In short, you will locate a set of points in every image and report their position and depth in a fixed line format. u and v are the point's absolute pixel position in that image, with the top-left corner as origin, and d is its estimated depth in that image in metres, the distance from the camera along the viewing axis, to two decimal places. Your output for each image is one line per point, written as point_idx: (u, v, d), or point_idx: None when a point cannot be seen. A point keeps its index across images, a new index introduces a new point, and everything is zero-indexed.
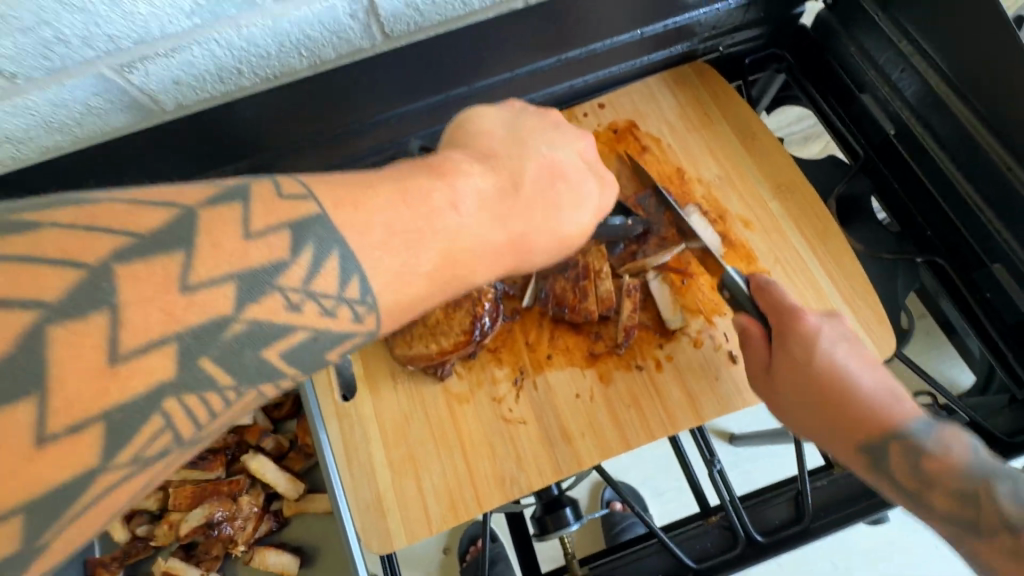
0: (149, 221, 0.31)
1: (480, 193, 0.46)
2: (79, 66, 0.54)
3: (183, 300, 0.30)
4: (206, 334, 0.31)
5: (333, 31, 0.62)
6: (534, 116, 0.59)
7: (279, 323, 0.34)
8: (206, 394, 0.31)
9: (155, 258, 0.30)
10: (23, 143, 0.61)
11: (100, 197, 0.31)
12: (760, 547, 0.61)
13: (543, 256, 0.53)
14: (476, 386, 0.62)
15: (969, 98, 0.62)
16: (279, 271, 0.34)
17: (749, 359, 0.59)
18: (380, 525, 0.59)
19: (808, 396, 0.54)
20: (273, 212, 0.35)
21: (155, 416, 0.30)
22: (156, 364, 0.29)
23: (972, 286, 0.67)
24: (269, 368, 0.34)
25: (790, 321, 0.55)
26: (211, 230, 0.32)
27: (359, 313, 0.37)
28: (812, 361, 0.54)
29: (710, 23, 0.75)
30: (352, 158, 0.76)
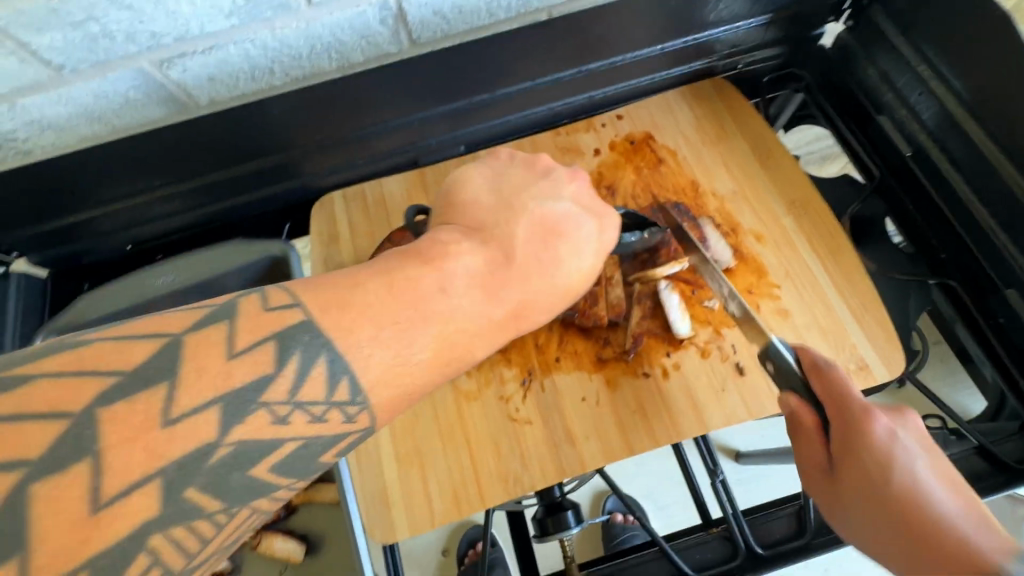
0: (138, 354, 0.33)
1: (470, 272, 0.47)
2: (121, 60, 0.57)
3: (163, 436, 0.32)
4: (189, 463, 0.32)
5: (363, 36, 0.64)
6: (521, 168, 0.60)
7: (268, 439, 0.35)
8: (195, 523, 0.32)
9: (139, 395, 0.32)
10: (63, 132, 0.65)
11: (92, 338, 0.33)
12: (760, 560, 0.61)
13: (546, 316, 0.52)
14: (484, 385, 0.64)
15: (987, 124, 0.62)
16: (262, 389, 0.35)
17: (805, 460, 0.51)
18: (384, 516, 0.60)
19: (883, 519, 0.43)
20: (259, 326, 0.36)
21: (142, 555, 0.30)
22: (139, 505, 0.30)
23: (985, 312, 0.66)
24: (259, 485, 0.34)
25: (857, 422, 0.47)
26: (197, 355, 0.34)
27: (351, 415, 0.38)
28: (886, 478, 0.44)
29: (731, 41, 0.76)
30: (377, 158, 0.78)
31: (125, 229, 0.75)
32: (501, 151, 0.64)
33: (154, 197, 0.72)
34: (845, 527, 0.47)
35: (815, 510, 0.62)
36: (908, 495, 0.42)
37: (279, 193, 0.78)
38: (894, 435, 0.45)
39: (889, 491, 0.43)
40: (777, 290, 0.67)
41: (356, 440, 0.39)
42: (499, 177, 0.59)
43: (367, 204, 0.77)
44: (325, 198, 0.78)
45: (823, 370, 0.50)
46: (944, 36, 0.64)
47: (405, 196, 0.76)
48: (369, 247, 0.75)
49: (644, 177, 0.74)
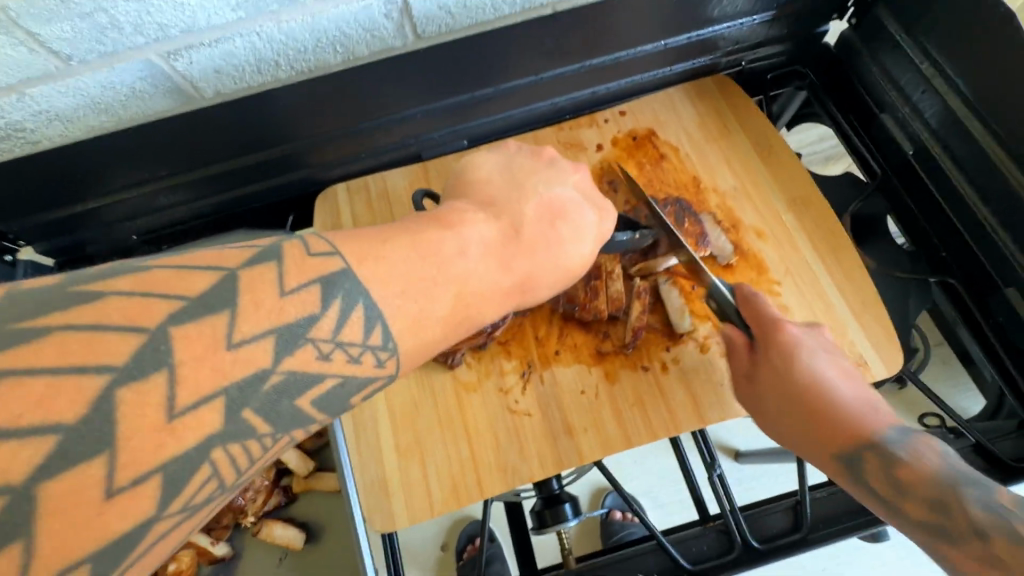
0: (197, 283, 0.34)
1: (484, 240, 0.49)
2: (129, 52, 0.58)
3: (231, 360, 0.33)
4: (249, 386, 0.33)
5: (367, 29, 0.64)
6: (527, 158, 0.59)
7: (312, 373, 0.36)
8: (248, 442, 0.33)
9: (204, 319, 0.33)
10: (72, 123, 0.65)
11: (151, 266, 0.34)
12: (757, 553, 0.61)
13: (549, 292, 0.54)
14: (484, 376, 0.64)
15: (990, 123, 0.62)
16: (312, 325, 0.36)
17: (729, 366, 0.60)
18: (384, 505, 0.60)
19: (795, 405, 0.55)
20: (306, 269, 0.37)
21: (205, 464, 0.32)
22: (205, 419, 0.32)
23: (984, 310, 0.67)
24: (302, 416, 0.36)
25: (773, 333, 0.57)
26: (252, 288, 0.35)
27: (382, 359, 0.40)
28: (797, 375, 0.55)
29: (734, 38, 0.76)
30: (374, 151, 0.78)
31: (130, 219, 0.76)
32: (511, 141, 0.63)
33: (161, 187, 0.73)
34: (762, 417, 0.58)
35: (811, 504, 0.63)
36: (811, 384, 0.54)
37: (285, 183, 0.79)
38: (801, 340, 0.56)
39: (799, 382, 0.54)
40: (777, 287, 0.67)
41: (381, 386, 0.41)
42: (510, 162, 0.59)
43: (371, 197, 0.78)
44: (328, 190, 0.78)
45: (752, 301, 0.58)
46: (949, 35, 0.64)
47: (408, 188, 0.77)
48: None
49: (647, 173, 0.74)
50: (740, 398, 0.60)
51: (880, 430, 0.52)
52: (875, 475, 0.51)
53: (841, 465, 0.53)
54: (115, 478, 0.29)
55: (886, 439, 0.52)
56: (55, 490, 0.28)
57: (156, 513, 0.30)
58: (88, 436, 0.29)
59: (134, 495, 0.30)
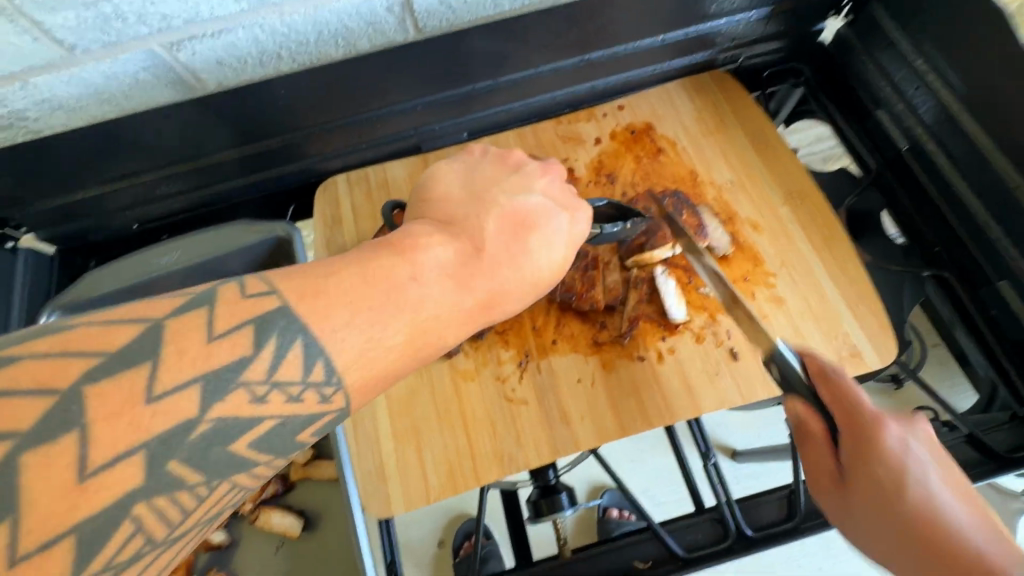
0: (120, 336, 0.32)
1: (443, 265, 0.45)
2: (133, 42, 0.58)
3: (148, 413, 0.31)
4: (171, 438, 0.31)
5: (369, 24, 0.65)
6: (492, 163, 0.60)
7: (245, 418, 0.34)
8: (177, 495, 0.32)
9: (121, 374, 0.31)
10: (74, 113, 0.66)
11: (78, 322, 0.32)
12: (749, 542, 0.62)
13: (518, 308, 0.51)
14: (482, 365, 0.65)
15: (982, 118, 0.63)
16: (243, 368, 0.34)
17: (809, 461, 0.50)
18: (381, 491, 0.61)
19: (901, 533, 0.43)
20: (237, 311, 0.35)
21: (125, 522, 0.30)
22: (122, 476, 0.30)
23: (978, 304, 0.67)
24: (239, 460, 0.34)
25: (868, 434, 0.46)
26: (178, 338, 0.33)
27: (327, 395, 0.37)
28: (900, 488, 0.43)
29: (731, 34, 0.77)
30: (374, 143, 0.79)
31: (130, 209, 0.76)
32: (476, 148, 0.63)
33: (162, 176, 0.74)
34: (851, 532, 0.47)
35: (805, 495, 0.63)
36: (925, 503, 0.42)
37: (285, 174, 0.79)
38: (905, 444, 0.45)
39: (904, 499, 0.43)
40: (773, 279, 0.68)
41: (334, 421, 0.39)
42: (472, 172, 0.59)
43: (372, 187, 0.78)
44: (328, 181, 0.79)
45: (832, 379, 0.49)
46: (941, 31, 0.65)
47: (407, 179, 0.78)
48: (372, 228, 0.76)
49: (644, 166, 0.75)
50: (824, 502, 0.49)
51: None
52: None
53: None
54: (21, 542, 0.27)
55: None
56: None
57: (76, 573, 0.29)
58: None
59: (45, 559, 0.28)
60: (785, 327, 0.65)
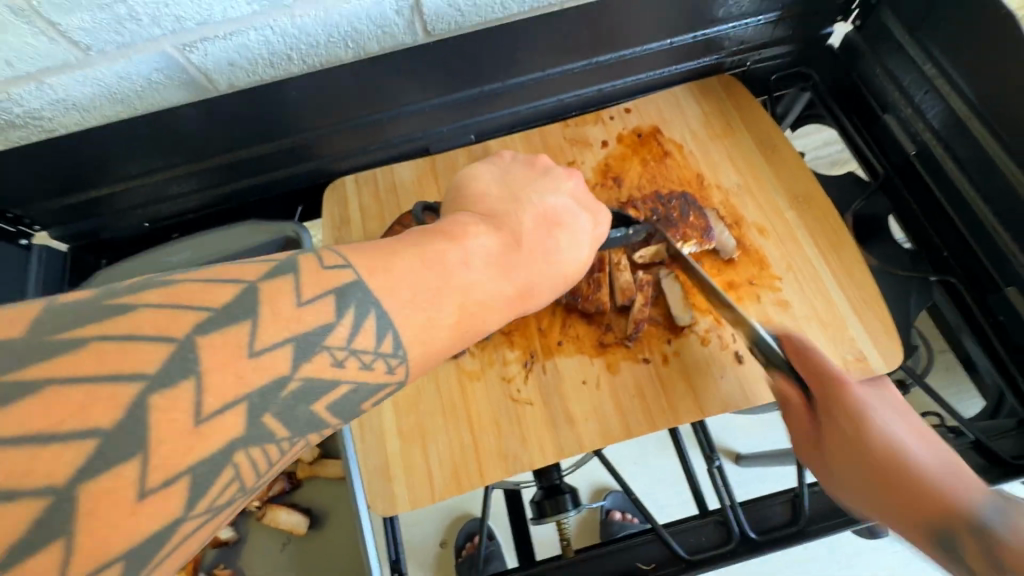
0: (222, 295, 0.33)
1: (487, 252, 0.46)
2: (146, 43, 0.59)
3: (251, 365, 0.32)
4: (269, 393, 0.32)
5: (379, 27, 0.66)
6: (522, 167, 0.59)
7: (326, 379, 0.35)
8: (266, 445, 0.32)
9: (230, 328, 0.32)
10: (88, 113, 0.67)
11: (176, 278, 0.33)
12: (753, 545, 0.62)
13: (548, 299, 0.52)
14: (487, 365, 0.65)
15: (992, 124, 0.63)
16: (326, 333, 0.35)
17: (795, 432, 0.58)
18: (386, 490, 0.61)
19: (862, 469, 0.50)
20: (320, 281, 0.36)
21: (228, 467, 0.31)
22: (228, 422, 0.31)
23: (985, 309, 0.67)
24: (319, 420, 0.35)
25: (834, 391, 0.55)
26: (272, 297, 0.34)
27: (392, 366, 0.38)
28: (863, 433, 0.52)
29: (739, 38, 0.77)
30: (382, 146, 0.80)
31: (141, 207, 0.77)
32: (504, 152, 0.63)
33: (178, 174, 0.75)
34: (834, 484, 0.54)
35: (810, 498, 0.63)
36: (878, 441, 0.51)
37: (299, 175, 0.80)
38: (865, 400, 0.54)
39: (868, 443, 0.51)
40: (778, 283, 0.68)
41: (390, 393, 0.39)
42: (506, 172, 0.59)
43: (380, 189, 0.79)
44: (337, 181, 0.80)
45: (802, 353, 0.58)
46: (955, 26, 0.64)
47: (416, 181, 0.78)
48: (378, 231, 0.77)
49: (650, 169, 0.75)
50: (814, 470, 0.56)
51: (965, 495, 0.45)
52: (972, 550, 0.43)
53: (935, 542, 0.45)
54: (147, 479, 0.28)
55: (986, 518, 0.43)
56: (93, 490, 0.27)
57: (185, 513, 0.30)
58: (125, 434, 0.28)
59: (160, 499, 0.29)
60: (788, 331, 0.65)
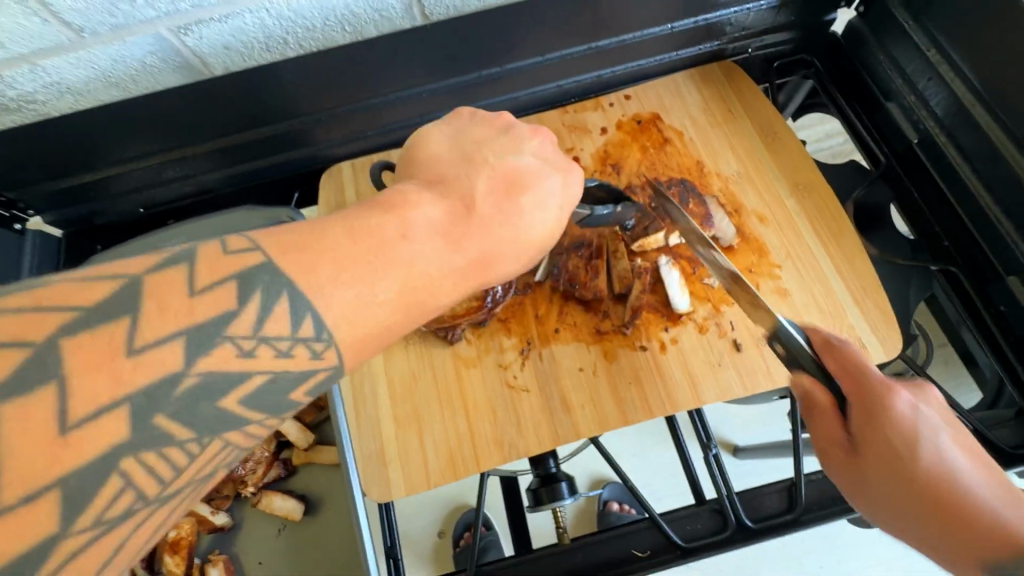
0: (98, 292, 0.30)
1: (431, 223, 0.43)
2: (140, 26, 0.58)
3: (130, 364, 0.30)
4: (157, 392, 0.30)
5: (376, 10, 0.65)
6: (480, 128, 0.56)
7: (233, 371, 0.33)
8: (165, 449, 0.30)
9: (102, 327, 0.29)
10: (82, 95, 0.66)
11: (53, 279, 0.31)
12: (749, 532, 0.62)
13: (512, 269, 0.49)
14: (484, 352, 0.65)
15: (997, 112, 0.62)
16: (225, 323, 0.33)
17: (817, 434, 0.50)
18: (382, 474, 0.61)
19: (912, 495, 0.44)
20: (218, 268, 0.34)
21: (114, 476, 0.29)
22: (109, 428, 0.29)
23: (986, 299, 0.67)
24: (231, 418, 0.33)
25: (880, 400, 0.46)
26: (159, 293, 0.32)
27: (318, 351, 0.35)
28: (916, 455, 0.44)
29: (741, 23, 0.76)
30: (379, 130, 0.78)
31: (139, 191, 0.77)
32: (467, 112, 0.60)
33: (169, 159, 0.74)
34: (864, 499, 0.47)
35: (806, 487, 0.63)
36: (936, 465, 0.44)
37: (296, 159, 0.79)
38: (917, 409, 0.46)
39: (921, 465, 0.44)
40: (778, 270, 0.67)
41: (326, 380, 0.36)
42: (460, 134, 0.56)
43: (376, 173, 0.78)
44: (333, 168, 0.79)
45: (838, 351, 0.49)
46: (959, 19, 0.63)
47: None
48: None
49: (650, 157, 0.75)
50: (836, 474, 0.50)
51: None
52: None
53: None
54: (4, 492, 0.26)
55: None
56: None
57: (64, 528, 0.28)
58: None
59: (29, 512, 0.27)
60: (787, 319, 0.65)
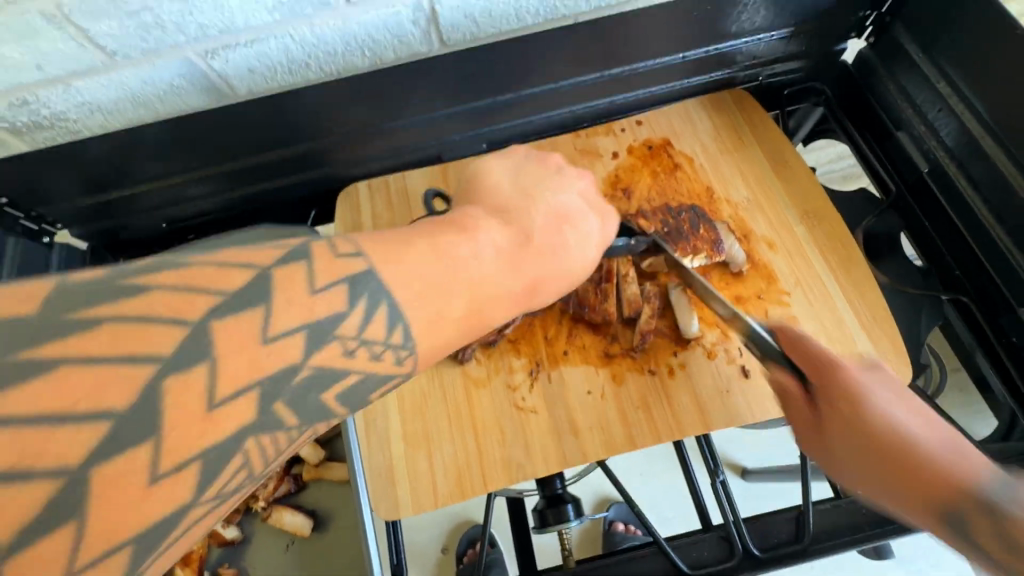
0: (236, 278, 0.32)
1: (497, 246, 0.46)
2: (169, 50, 0.61)
3: (265, 351, 0.32)
4: (281, 379, 0.32)
5: (396, 36, 0.68)
6: (533, 163, 0.59)
7: (334, 368, 0.35)
8: (275, 435, 0.32)
9: (243, 313, 0.31)
10: (111, 115, 0.69)
11: (190, 260, 0.32)
12: (757, 561, 0.61)
13: (552, 298, 0.51)
14: (493, 373, 0.65)
15: (1008, 145, 0.62)
16: (338, 322, 0.35)
17: (794, 420, 0.53)
18: (390, 492, 0.62)
19: (859, 449, 0.46)
20: (334, 268, 0.36)
21: (237, 455, 0.30)
22: (242, 408, 0.30)
23: (999, 332, 0.66)
24: (326, 410, 0.35)
25: (829, 374, 0.50)
26: (284, 286, 0.34)
27: (400, 359, 0.38)
28: (860, 414, 0.47)
29: (751, 53, 0.77)
30: (397, 153, 0.80)
31: (161, 208, 0.79)
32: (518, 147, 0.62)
33: (190, 177, 0.76)
34: (835, 470, 0.49)
35: (814, 516, 0.63)
36: (879, 423, 0.46)
37: (311, 179, 0.81)
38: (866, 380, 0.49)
39: (866, 423, 0.46)
40: (786, 297, 0.68)
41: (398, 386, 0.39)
42: (519, 168, 0.58)
43: (391, 193, 0.79)
44: (350, 187, 0.80)
45: (796, 340, 0.53)
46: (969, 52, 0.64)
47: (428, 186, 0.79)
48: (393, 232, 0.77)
49: (660, 182, 0.76)
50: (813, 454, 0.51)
51: (980, 478, 0.40)
52: (991, 540, 0.38)
53: (942, 527, 0.41)
54: (159, 462, 0.28)
55: (992, 492, 0.39)
56: (103, 474, 0.26)
57: (193, 499, 0.29)
58: (131, 421, 0.27)
59: (165, 486, 0.28)
60: None
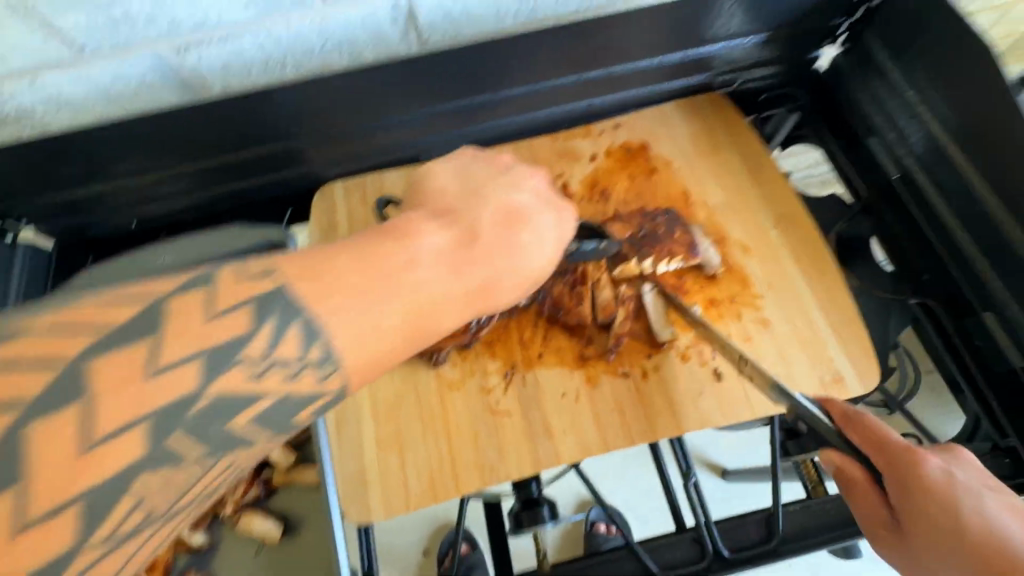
0: (122, 313, 0.32)
1: (438, 251, 0.44)
2: (140, 45, 0.60)
3: (151, 386, 0.31)
4: (173, 412, 0.31)
5: (375, 36, 0.68)
6: (483, 166, 0.59)
7: (243, 394, 0.33)
8: (171, 470, 0.31)
9: (128, 346, 0.31)
10: (81, 110, 0.68)
11: (87, 298, 0.32)
12: (728, 563, 0.62)
13: (511, 298, 0.50)
14: (468, 375, 0.65)
15: (971, 152, 0.63)
16: (240, 346, 0.33)
17: (863, 512, 0.49)
18: (361, 498, 0.61)
19: (964, 560, 0.42)
20: (236, 292, 0.35)
21: (125, 496, 0.30)
22: (125, 446, 0.30)
23: (964, 336, 0.68)
24: (237, 439, 0.33)
25: (901, 463, 0.47)
26: (178, 315, 0.33)
27: (323, 376, 0.36)
28: (955, 516, 0.43)
29: (728, 58, 0.78)
30: (377, 152, 0.79)
31: (133, 205, 0.76)
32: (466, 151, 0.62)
33: (166, 174, 0.74)
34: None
35: (784, 517, 0.63)
36: (982, 530, 0.42)
37: (290, 177, 0.79)
38: (948, 473, 0.45)
39: (963, 529, 0.43)
40: (760, 301, 0.68)
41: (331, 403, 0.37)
42: (466, 170, 0.58)
43: (367, 195, 0.78)
44: (326, 190, 0.79)
45: (854, 420, 0.50)
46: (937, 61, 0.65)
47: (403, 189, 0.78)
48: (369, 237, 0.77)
49: (638, 184, 0.76)
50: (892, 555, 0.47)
51: None
52: None
53: None
54: (30, 508, 0.27)
55: None
56: None
57: (79, 542, 0.29)
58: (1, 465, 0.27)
59: (40, 531, 0.28)
60: (767, 350, 0.66)
